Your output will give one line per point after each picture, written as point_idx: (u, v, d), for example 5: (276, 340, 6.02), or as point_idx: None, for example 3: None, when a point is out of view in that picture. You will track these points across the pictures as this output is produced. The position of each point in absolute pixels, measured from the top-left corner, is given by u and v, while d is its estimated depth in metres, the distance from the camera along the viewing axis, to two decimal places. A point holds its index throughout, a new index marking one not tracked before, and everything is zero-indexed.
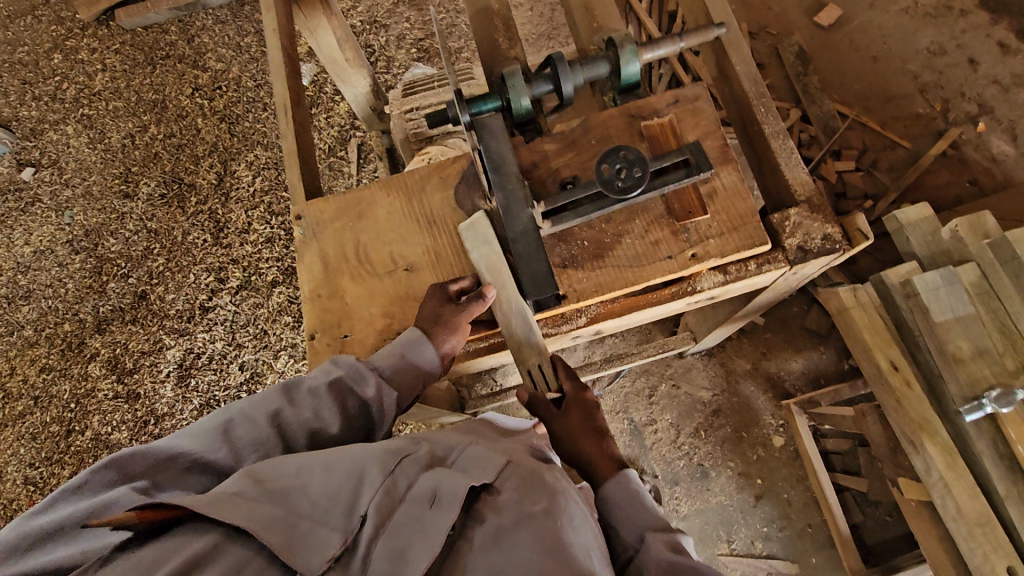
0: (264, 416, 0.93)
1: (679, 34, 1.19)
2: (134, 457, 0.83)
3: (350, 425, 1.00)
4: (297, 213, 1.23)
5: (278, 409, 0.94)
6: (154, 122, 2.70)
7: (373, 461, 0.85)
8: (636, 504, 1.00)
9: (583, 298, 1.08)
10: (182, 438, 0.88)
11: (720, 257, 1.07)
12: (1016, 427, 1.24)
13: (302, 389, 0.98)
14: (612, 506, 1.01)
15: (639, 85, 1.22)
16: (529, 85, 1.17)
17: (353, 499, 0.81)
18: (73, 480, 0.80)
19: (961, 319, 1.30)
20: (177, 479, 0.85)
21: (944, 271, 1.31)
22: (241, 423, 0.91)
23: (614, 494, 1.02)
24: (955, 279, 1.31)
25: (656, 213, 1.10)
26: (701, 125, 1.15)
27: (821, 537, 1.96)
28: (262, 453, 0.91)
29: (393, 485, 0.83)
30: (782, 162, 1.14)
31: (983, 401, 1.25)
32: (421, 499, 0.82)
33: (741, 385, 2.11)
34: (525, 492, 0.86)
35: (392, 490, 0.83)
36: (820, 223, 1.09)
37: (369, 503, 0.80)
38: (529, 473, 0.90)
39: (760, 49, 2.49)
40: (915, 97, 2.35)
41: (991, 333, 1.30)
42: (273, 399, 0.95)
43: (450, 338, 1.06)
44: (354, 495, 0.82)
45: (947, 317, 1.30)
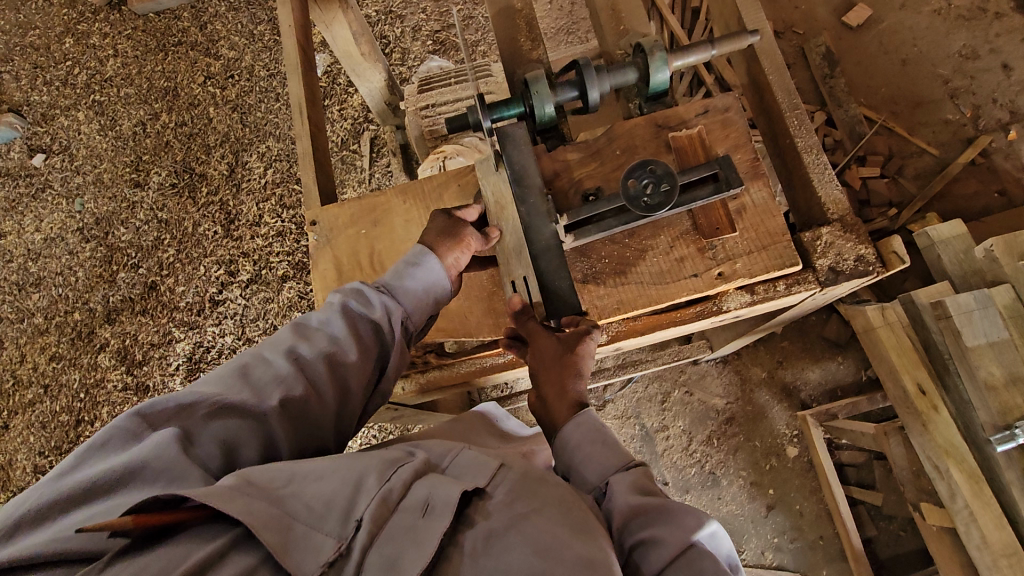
0: (278, 353, 0.89)
1: (711, 41, 1.14)
2: (153, 409, 0.80)
3: (368, 350, 0.96)
4: (311, 219, 1.20)
5: (293, 345, 0.90)
6: (165, 110, 2.67)
7: (370, 467, 0.81)
8: (597, 444, 0.92)
9: (604, 316, 1.05)
10: (199, 387, 0.84)
11: (748, 277, 1.03)
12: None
13: (312, 326, 0.95)
14: (570, 449, 0.93)
15: (667, 93, 1.17)
16: (553, 92, 1.13)
17: (349, 501, 0.77)
18: (95, 437, 0.77)
19: (995, 344, 1.26)
20: (202, 425, 0.80)
21: (978, 294, 1.28)
22: (257, 365, 0.88)
23: (572, 438, 0.93)
24: (989, 303, 1.27)
25: (682, 228, 1.06)
26: (730, 137, 1.10)
27: (832, 551, 1.93)
28: (283, 389, 0.85)
29: (388, 493, 0.79)
30: (815, 179, 1.10)
31: (1016, 433, 1.20)
32: (414, 507, 0.78)
33: (755, 394, 2.08)
34: (522, 499, 0.81)
35: (388, 497, 0.78)
36: (854, 244, 1.04)
37: (365, 509, 0.76)
38: (523, 476, 0.86)
39: (786, 48, 2.42)
40: (945, 102, 2.27)
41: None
42: (285, 336, 0.92)
43: (452, 251, 1.04)
44: (350, 500, 0.77)
45: (981, 342, 1.26)
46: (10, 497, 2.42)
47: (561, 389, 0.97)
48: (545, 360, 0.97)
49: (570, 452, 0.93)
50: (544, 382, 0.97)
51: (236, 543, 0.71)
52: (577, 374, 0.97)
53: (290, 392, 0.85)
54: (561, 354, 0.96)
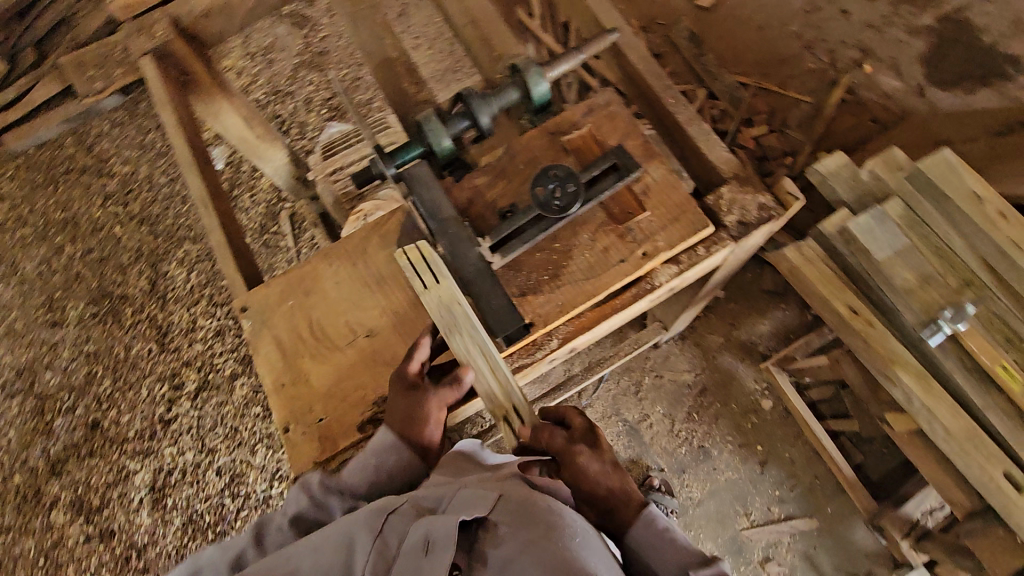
0: (226, 563, 0.92)
1: (578, 47, 1.22)
2: None
3: None
4: (242, 305, 1.17)
5: (242, 552, 0.93)
6: (69, 241, 2.56)
7: (361, 524, 0.86)
8: (669, 540, 0.91)
9: (550, 321, 1.07)
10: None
11: (669, 250, 1.09)
12: (984, 355, 1.16)
13: (268, 532, 0.96)
14: (645, 551, 0.92)
15: (551, 102, 1.24)
16: (446, 126, 1.18)
17: (347, 567, 0.82)
18: None
19: (901, 253, 1.24)
20: None
21: (873, 211, 1.26)
22: (207, 570, 0.92)
23: (643, 536, 0.93)
24: (885, 217, 1.26)
25: (598, 221, 1.11)
26: (619, 127, 1.17)
27: (831, 487, 1.99)
28: None
29: (385, 544, 0.83)
30: (703, 146, 1.17)
31: (942, 324, 1.17)
32: (415, 547, 0.80)
33: (719, 359, 2.16)
34: (529, 517, 0.81)
35: (384, 548, 0.83)
36: (753, 195, 1.12)
37: (364, 565, 0.81)
38: (528, 495, 0.85)
39: (655, 41, 2.61)
40: (803, 54, 2.46)
41: (928, 256, 1.25)
42: (241, 542, 0.95)
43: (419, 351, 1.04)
44: (347, 563, 0.83)
45: (888, 253, 1.24)
46: None
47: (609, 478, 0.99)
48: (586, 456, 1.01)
49: (645, 555, 0.92)
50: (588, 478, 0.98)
51: None
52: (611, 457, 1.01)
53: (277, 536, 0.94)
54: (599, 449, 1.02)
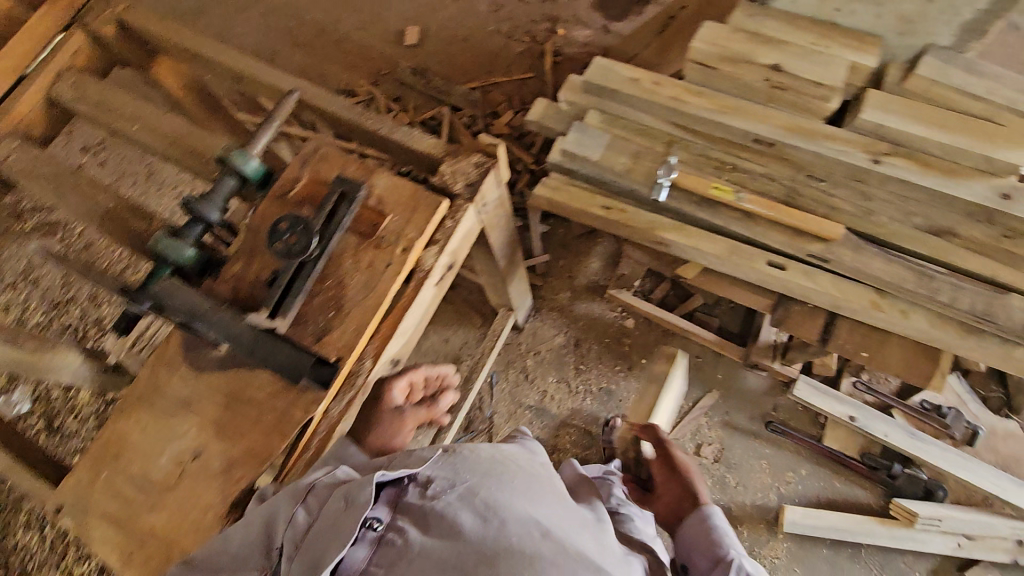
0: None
1: (269, 117, 1.30)
2: None
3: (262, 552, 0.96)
4: (57, 504, 1.10)
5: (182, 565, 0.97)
6: None
7: (284, 501, 0.97)
8: (710, 534, 1.22)
9: (354, 348, 1.12)
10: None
11: (421, 235, 1.19)
12: (700, 187, 1.38)
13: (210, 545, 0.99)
14: (689, 530, 1.26)
15: (271, 171, 1.31)
16: (182, 238, 1.20)
17: (269, 534, 0.96)
18: None
19: (609, 146, 1.46)
20: None
21: (573, 127, 1.49)
22: None
23: (693, 523, 1.26)
24: (584, 128, 1.49)
25: (353, 244, 1.19)
26: (335, 162, 1.26)
27: (712, 357, 2.21)
28: None
29: (307, 512, 0.96)
30: (412, 143, 1.31)
31: (660, 180, 1.39)
32: (337, 505, 0.93)
33: (576, 309, 2.33)
34: (462, 478, 0.97)
35: (307, 513, 0.95)
36: (466, 159, 1.26)
37: (285, 537, 0.94)
38: (463, 460, 1.00)
39: (387, 88, 2.82)
40: (508, 43, 2.83)
41: (633, 138, 1.47)
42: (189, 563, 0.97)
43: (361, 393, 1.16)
44: (271, 534, 0.95)
45: (600, 151, 1.46)
46: None
47: (678, 488, 1.40)
48: (670, 489, 1.42)
49: (686, 536, 1.26)
50: (665, 492, 1.43)
51: None
52: (687, 475, 1.42)
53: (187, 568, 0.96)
54: (674, 473, 1.44)
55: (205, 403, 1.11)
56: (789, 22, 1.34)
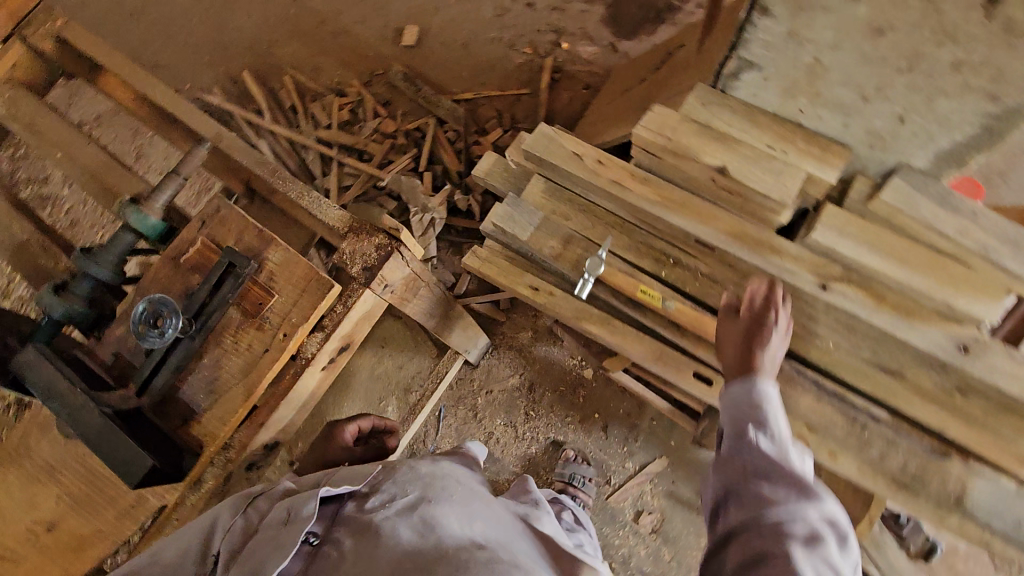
0: None
1: (174, 170, 1.25)
2: None
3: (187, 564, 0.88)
4: None
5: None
6: None
7: (223, 514, 0.91)
8: None
9: (218, 437, 1.08)
10: None
11: (306, 322, 1.12)
12: (626, 286, 1.27)
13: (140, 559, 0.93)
14: None
15: (173, 225, 1.28)
16: (68, 296, 1.18)
17: (204, 547, 0.88)
18: None
19: (542, 225, 1.35)
20: None
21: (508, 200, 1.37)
22: None
23: None
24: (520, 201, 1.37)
25: (237, 322, 1.14)
26: (233, 227, 1.19)
27: (667, 422, 2.10)
28: None
29: (247, 522, 0.90)
30: (319, 213, 1.23)
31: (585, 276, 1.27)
32: (276, 518, 0.87)
33: (535, 352, 2.19)
34: (405, 490, 0.93)
35: (246, 524, 0.90)
36: (369, 239, 1.17)
37: (221, 546, 0.87)
38: (404, 473, 0.97)
39: (378, 89, 2.74)
40: (509, 53, 2.66)
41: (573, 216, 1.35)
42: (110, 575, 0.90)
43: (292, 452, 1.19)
44: (206, 545, 0.88)
45: (531, 230, 1.35)
46: None
47: None
48: None
49: None
50: None
51: None
52: None
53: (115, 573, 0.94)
54: None
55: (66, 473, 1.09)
56: (752, 119, 1.15)
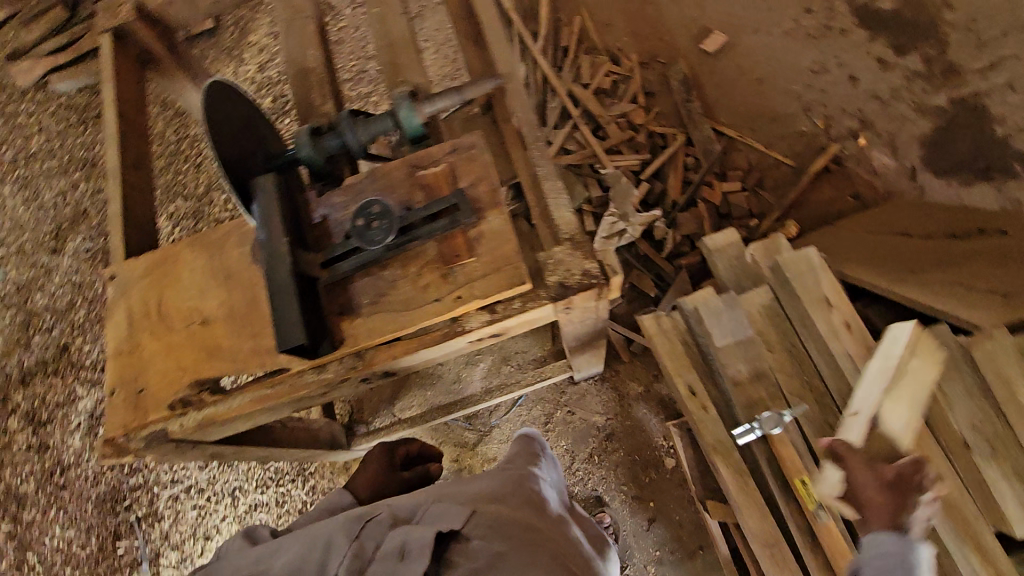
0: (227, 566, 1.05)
1: (458, 89, 1.26)
2: None
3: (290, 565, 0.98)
4: (111, 272, 1.29)
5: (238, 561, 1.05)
6: (83, 180, 2.94)
7: (337, 531, 0.99)
8: None
9: (358, 344, 1.13)
10: None
11: (483, 298, 1.11)
12: (790, 468, 1.18)
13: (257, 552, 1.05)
14: None
15: (426, 134, 1.29)
16: (316, 141, 1.23)
17: (322, 563, 0.96)
18: None
19: (741, 342, 1.24)
20: None
21: (726, 296, 1.27)
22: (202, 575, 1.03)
23: None
24: (735, 304, 1.27)
25: (428, 257, 1.15)
26: (475, 171, 1.20)
27: (711, 559, 1.96)
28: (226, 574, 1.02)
29: (360, 548, 0.96)
30: (551, 202, 1.19)
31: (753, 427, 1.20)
32: (392, 554, 0.93)
33: (633, 409, 2.15)
34: (498, 540, 0.93)
35: (360, 551, 0.95)
36: (580, 260, 1.13)
37: (339, 566, 0.94)
38: (500, 521, 0.96)
39: (650, 77, 2.60)
40: (799, 116, 2.41)
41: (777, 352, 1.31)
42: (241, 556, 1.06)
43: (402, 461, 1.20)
44: (324, 564, 0.96)
45: (729, 340, 1.23)
46: None
47: None
48: None
49: None
50: None
51: None
52: None
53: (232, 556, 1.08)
54: None
55: (240, 290, 1.20)
56: None
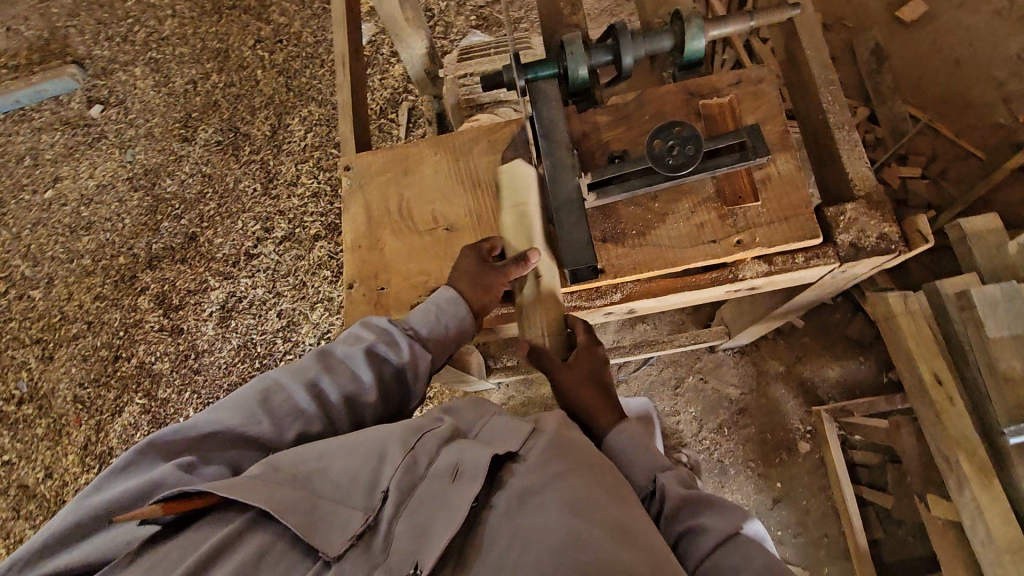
0: (302, 384, 0.94)
1: (750, 13, 1.14)
2: (174, 439, 0.84)
3: (386, 390, 1.01)
4: (346, 163, 1.25)
5: (316, 377, 0.95)
6: (216, 71, 2.78)
7: (393, 439, 0.85)
8: None
9: (621, 275, 1.08)
10: (219, 411, 0.89)
11: (767, 247, 1.04)
12: None
13: (337, 359, 0.98)
14: None
15: (702, 62, 1.18)
16: (588, 55, 1.13)
17: (375, 474, 0.82)
18: (159, 436, 0.84)
19: (1018, 338, 1.25)
20: (220, 452, 0.86)
21: (1007, 287, 1.28)
22: (279, 393, 0.92)
23: None
24: (1019, 295, 1.27)
25: (705, 194, 1.07)
26: (762, 108, 1.10)
27: (837, 549, 1.91)
28: (300, 425, 0.92)
29: (413, 462, 0.83)
30: (843, 155, 1.09)
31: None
32: (443, 472, 0.82)
33: (771, 387, 2.08)
34: (558, 461, 0.83)
35: (413, 466, 0.83)
36: (877, 221, 1.04)
37: (390, 480, 0.81)
38: (559, 442, 0.87)
39: (833, 42, 2.40)
40: (997, 106, 2.21)
41: None
42: (311, 365, 0.96)
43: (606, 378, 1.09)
44: (375, 472, 0.82)
45: (1003, 333, 1.26)
46: (50, 423, 2.55)
47: None
48: None
49: None
50: None
51: (257, 520, 0.78)
52: None
53: (307, 427, 0.93)
54: None
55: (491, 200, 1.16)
56: None
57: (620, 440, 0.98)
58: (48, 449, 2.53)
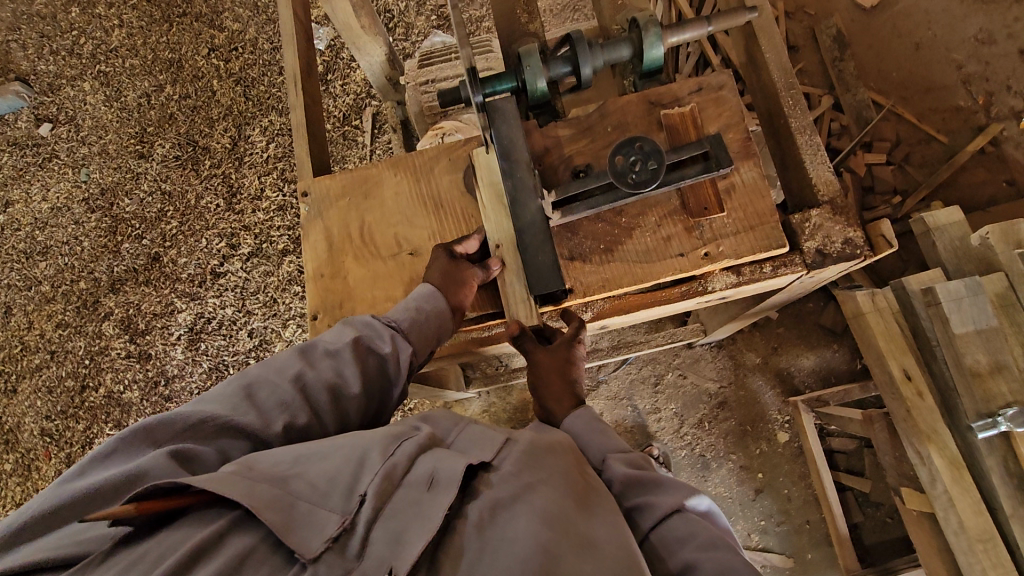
0: (286, 379, 0.92)
1: (708, 17, 1.12)
2: (160, 426, 0.82)
3: (370, 383, 0.99)
4: (303, 189, 1.20)
5: (300, 371, 0.93)
6: (170, 82, 2.67)
7: (374, 443, 0.82)
8: None
9: (590, 293, 1.06)
10: (204, 403, 0.87)
11: (734, 258, 1.03)
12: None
13: (320, 352, 0.97)
14: None
15: (662, 69, 1.15)
16: (546, 67, 1.10)
17: (354, 475, 0.78)
18: (144, 423, 0.82)
19: (982, 331, 1.29)
20: (209, 441, 0.84)
21: (969, 282, 1.30)
22: (263, 386, 0.91)
23: None
24: (980, 291, 1.29)
25: (671, 206, 1.06)
26: (723, 116, 1.09)
27: (818, 534, 1.96)
28: (287, 416, 0.89)
29: (393, 468, 0.79)
30: (806, 160, 1.08)
31: (999, 420, 1.25)
32: (419, 481, 0.79)
33: (748, 379, 2.09)
34: (529, 471, 0.83)
35: (393, 472, 0.79)
36: (842, 227, 1.03)
37: (369, 484, 0.77)
38: (534, 453, 0.87)
39: (796, 29, 2.39)
40: (957, 88, 2.23)
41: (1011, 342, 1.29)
42: (292, 361, 0.94)
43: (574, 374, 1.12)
44: (353, 476, 0.78)
45: (969, 328, 1.29)
46: (19, 458, 2.48)
47: None
48: None
49: None
50: None
51: (233, 526, 0.73)
52: None
53: (293, 419, 0.90)
54: None
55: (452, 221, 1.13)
56: None
57: (578, 423, 1.05)
58: (19, 484, 2.47)
